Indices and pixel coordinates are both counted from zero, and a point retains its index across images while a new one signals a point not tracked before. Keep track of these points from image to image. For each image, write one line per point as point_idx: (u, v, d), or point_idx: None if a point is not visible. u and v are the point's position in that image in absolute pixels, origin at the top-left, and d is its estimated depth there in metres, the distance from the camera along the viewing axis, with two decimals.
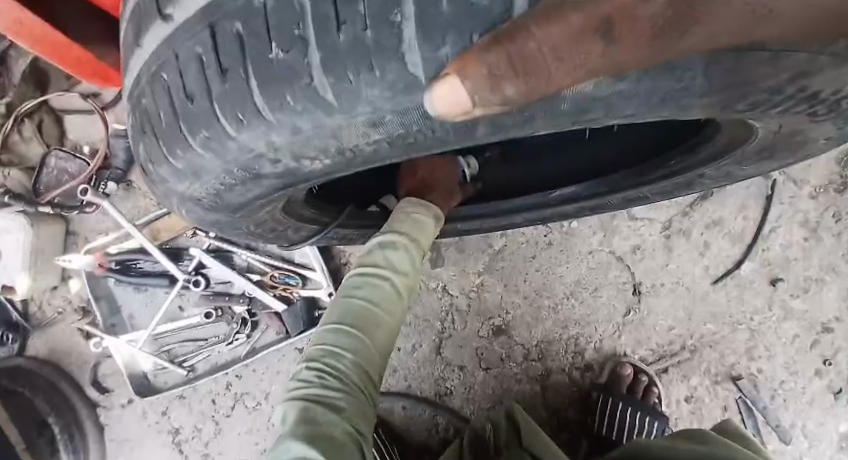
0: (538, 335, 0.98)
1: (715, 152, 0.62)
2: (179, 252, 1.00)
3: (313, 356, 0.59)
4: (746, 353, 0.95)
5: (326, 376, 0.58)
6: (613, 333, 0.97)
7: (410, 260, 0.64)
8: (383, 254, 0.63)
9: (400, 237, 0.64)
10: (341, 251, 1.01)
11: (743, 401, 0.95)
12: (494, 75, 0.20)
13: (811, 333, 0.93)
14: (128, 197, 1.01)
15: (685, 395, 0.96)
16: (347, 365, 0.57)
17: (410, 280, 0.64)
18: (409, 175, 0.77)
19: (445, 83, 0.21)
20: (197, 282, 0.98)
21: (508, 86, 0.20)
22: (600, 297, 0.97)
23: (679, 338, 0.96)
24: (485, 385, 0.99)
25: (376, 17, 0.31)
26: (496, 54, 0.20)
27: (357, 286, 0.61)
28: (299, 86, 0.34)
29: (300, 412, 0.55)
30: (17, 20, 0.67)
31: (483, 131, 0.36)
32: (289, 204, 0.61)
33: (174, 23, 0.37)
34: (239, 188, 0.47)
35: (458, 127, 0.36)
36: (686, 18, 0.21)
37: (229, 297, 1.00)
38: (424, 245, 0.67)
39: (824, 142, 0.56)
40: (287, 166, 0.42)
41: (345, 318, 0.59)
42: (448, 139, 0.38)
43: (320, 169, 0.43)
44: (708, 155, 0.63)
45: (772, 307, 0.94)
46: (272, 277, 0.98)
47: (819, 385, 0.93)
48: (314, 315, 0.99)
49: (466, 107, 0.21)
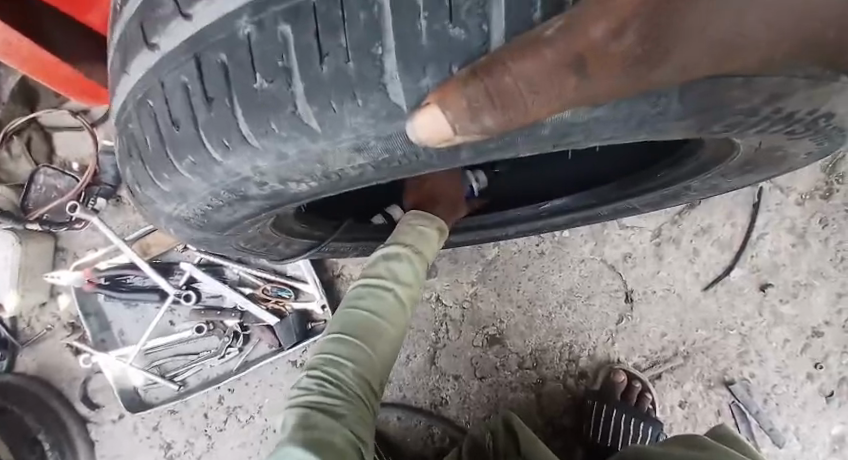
0: (533, 344, 0.98)
1: (700, 165, 0.62)
2: (169, 266, 0.99)
3: (314, 364, 0.58)
4: (738, 358, 0.95)
5: (326, 385, 0.56)
6: (606, 340, 0.97)
7: (415, 271, 0.63)
8: (387, 264, 0.62)
9: (404, 249, 0.63)
10: (334, 263, 1.00)
11: (736, 405, 0.95)
12: (472, 106, 0.22)
13: (801, 337, 0.94)
14: (118, 213, 1.01)
15: (678, 401, 0.97)
16: (348, 374, 0.56)
17: (414, 291, 0.63)
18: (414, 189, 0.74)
19: (427, 113, 0.24)
20: (188, 296, 0.97)
21: (486, 117, 0.22)
22: (593, 305, 0.97)
23: (671, 344, 0.97)
24: (480, 395, 0.99)
25: (359, 49, 0.31)
26: (474, 86, 0.22)
27: (361, 295, 0.60)
28: (284, 115, 0.34)
29: (299, 421, 0.54)
30: (6, 43, 0.67)
31: (466, 155, 0.36)
32: (279, 220, 0.61)
33: (160, 51, 0.37)
34: (226, 208, 0.47)
35: (442, 152, 0.36)
36: (658, 51, 0.22)
37: (220, 312, 0.99)
38: (428, 257, 0.66)
39: (806, 156, 0.57)
40: (274, 188, 0.42)
41: (348, 327, 0.58)
42: (433, 163, 0.38)
43: (307, 190, 0.43)
44: (694, 168, 0.63)
45: (763, 313, 0.95)
46: (265, 290, 0.98)
47: (811, 388, 0.94)
48: (306, 327, 0.99)
49: (447, 134, 0.23)
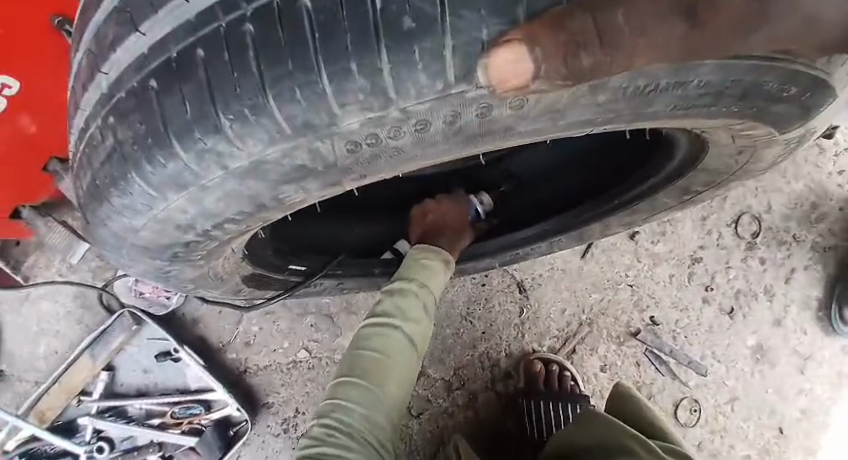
0: (453, 363, 0.97)
1: (362, 247, 0.78)
2: (73, 425, 0.95)
3: (359, 340, 0.62)
4: (635, 307, 1.01)
5: (385, 321, 0.61)
6: (517, 335, 0.99)
7: (423, 307, 0.64)
8: (394, 301, 0.63)
9: (408, 284, 0.63)
10: (236, 361, 0.99)
11: (650, 352, 1.01)
12: (529, 38, 0.17)
13: (684, 267, 1.02)
14: (4, 389, 0.96)
15: (600, 366, 1.01)
16: (378, 340, 0.60)
17: (422, 328, 0.63)
18: (418, 220, 0.76)
19: (506, 52, 0.17)
20: (101, 447, 0.94)
21: (547, 35, 0.16)
22: (494, 307, 0.99)
23: (573, 317, 1.00)
24: (422, 432, 0.96)
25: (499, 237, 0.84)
26: (587, 25, 0.17)
27: (367, 336, 0.61)
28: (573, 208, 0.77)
29: (373, 320, 0.62)
30: None
31: (520, 124, 0.31)
32: (256, 247, 0.60)
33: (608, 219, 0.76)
34: (577, 131, 0.35)
35: (358, 164, 0.33)
36: None
37: (138, 451, 0.96)
38: (415, 316, 0.63)
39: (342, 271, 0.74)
40: (330, 280, 0.74)
41: (355, 371, 0.60)
42: (424, 156, 0.34)
43: (665, 107, 0.33)
44: (366, 242, 0.78)
45: (641, 259, 1.01)
46: (173, 413, 0.96)
47: (711, 311, 1.02)
48: (228, 434, 0.97)
49: (524, 80, 0.17)
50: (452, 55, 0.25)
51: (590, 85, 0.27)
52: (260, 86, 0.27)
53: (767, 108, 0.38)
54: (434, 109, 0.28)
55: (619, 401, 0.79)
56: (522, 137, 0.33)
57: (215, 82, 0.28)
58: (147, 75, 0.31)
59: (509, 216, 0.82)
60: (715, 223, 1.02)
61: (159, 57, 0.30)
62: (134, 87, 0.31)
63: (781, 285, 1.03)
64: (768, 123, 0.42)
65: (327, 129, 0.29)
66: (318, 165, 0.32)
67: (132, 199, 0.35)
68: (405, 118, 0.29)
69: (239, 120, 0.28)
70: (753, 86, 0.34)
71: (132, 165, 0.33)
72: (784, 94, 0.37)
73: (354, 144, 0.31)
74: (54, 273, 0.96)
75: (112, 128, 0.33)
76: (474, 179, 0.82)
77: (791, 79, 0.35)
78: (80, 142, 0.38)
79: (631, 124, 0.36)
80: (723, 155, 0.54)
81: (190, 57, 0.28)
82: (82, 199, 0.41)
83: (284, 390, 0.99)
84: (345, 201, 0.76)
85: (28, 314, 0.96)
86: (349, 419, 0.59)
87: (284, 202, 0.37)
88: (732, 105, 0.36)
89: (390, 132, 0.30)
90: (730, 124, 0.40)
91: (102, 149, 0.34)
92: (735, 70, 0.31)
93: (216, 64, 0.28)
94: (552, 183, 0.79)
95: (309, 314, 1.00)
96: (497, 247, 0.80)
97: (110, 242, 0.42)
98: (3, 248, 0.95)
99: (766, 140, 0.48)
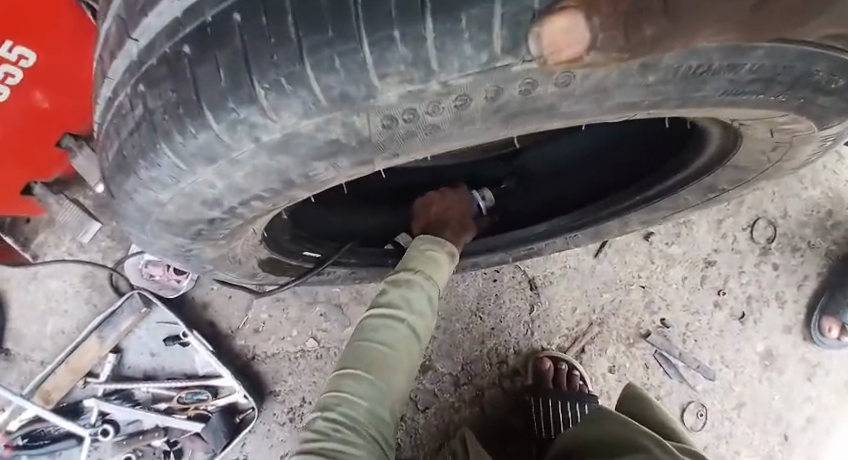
0: (461, 359, 0.97)
1: (370, 235, 0.77)
2: (77, 407, 0.95)
3: (363, 331, 0.61)
4: (647, 309, 1.00)
5: (390, 313, 0.60)
6: (527, 332, 0.99)
7: (428, 298, 0.63)
8: (400, 292, 0.62)
9: (414, 276, 0.63)
10: (244, 348, 0.99)
11: (659, 353, 1.00)
12: (587, 2, 0.16)
13: (697, 270, 1.00)
14: (11, 367, 0.96)
15: (608, 367, 1.00)
16: (383, 332, 0.59)
17: (425, 320, 0.63)
18: (422, 213, 0.74)
19: (561, 17, 0.16)
20: (106, 430, 0.94)
21: None
22: (504, 303, 0.98)
23: (584, 316, 0.99)
24: (428, 426, 0.95)
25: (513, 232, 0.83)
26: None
27: (371, 328, 0.60)
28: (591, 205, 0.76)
29: (378, 311, 0.61)
30: None
31: (563, 104, 0.30)
32: (273, 232, 0.59)
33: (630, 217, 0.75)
34: (618, 116, 0.34)
35: (391, 140, 0.32)
36: None
37: (143, 435, 0.96)
38: (419, 308, 0.62)
39: (348, 262, 0.74)
40: (344, 269, 0.74)
41: (360, 363, 0.59)
42: (458, 135, 0.33)
43: (710, 93, 0.32)
44: (374, 230, 0.78)
45: (655, 260, 1.00)
46: (180, 398, 0.96)
47: (723, 315, 1.01)
48: (233, 421, 0.97)
49: (577, 49, 0.16)
50: (500, 26, 0.24)
51: (640, 62, 0.27)
52: (298, 53, 0.26)
53: (812, 100, 0.37)
54: (475, 83, 0.27)
55: (630, 402, 0.79)
56: (561, 118, 0.32)
57: (252, 49, 0.27)
58: (181, 41, 0.30)
59: (523, 212, 0.81)
60: (730, 227, 1.01)
61: (194, 24, 0.29)
62: (167, 54, 0.31)
63: (793, 291, 1.02)
64: (810, 117, 0.40)
65: (364, 102, 0.28)
66: (351, 140, 0.31)
67: (160, 172, 0.35)
68: (444, 93, 0.28)
69: (274, 89, 0.27)
70: (802, 75, 0.33)
71: (161, 135, 0.32)
72: (830, 86, 0.36)
73: (390, 119, 0.30)
74: (63, 252, 0.96)
75: (141, 96, 0.33)
76: (476, 174, 0.81)
77: (840, 69, 0.34)
78: (107, 112, 0.38)
79: (675, 110, 0.35)
80: (756, 152, 0.53)
81: (226, 22, 0.28)
82: (107, 172, 0.40)
83: (290, 379, 0.99)
84: (357, 189, 0.75)
85: (36, 294, 0.96)
86: (354, 413, 0.57)
87: (311, 181, 0.36)
88: (778, 95, 0.35)
89: (428, 107, 0.29)
90: (771, 116, 0.39)
91: (132, 119, 0.34)
92: (788, 53, 0.30)
93: (255, 30, 0.27)
94: (560, 182, 0.79)
95: (318, 303, 1.00)
96: (510, 241, 0.79)
97: (132, 219, 0.42)
98: (13, 227, 0.95)
99: (804, 136, 0.48)
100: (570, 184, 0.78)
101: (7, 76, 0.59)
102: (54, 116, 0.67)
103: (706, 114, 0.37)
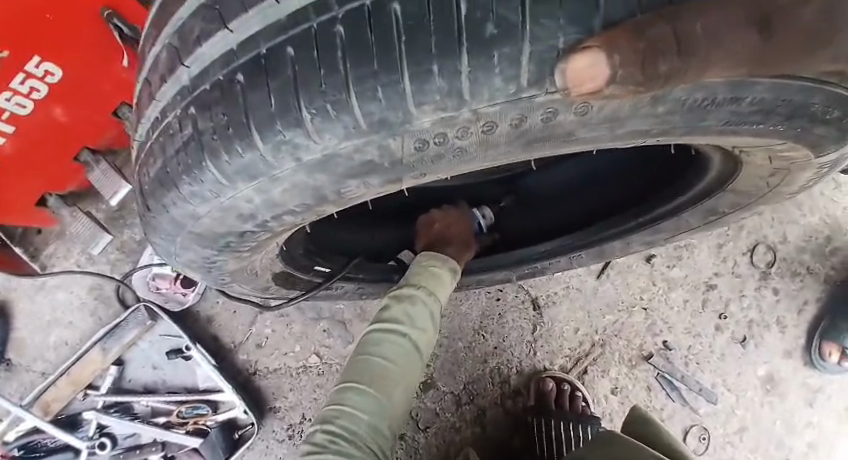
0: (463, 377, 0.97)
1: (373, 251, 0.78)
2: (76, 419, 0.95)
3: (365, 345, 0.61)
4: (649, 331, 1.01)
5: (393, 328, 0.61)
6: (529, 352, 0.99)
7: (430, 314, 0.64)
8: (402, 307, 0.62)
9: (416, 290, 0.64)
10: (247, 362, 0.99)
11: (662, 376, 1.00)
12: (608, 42, 0.18)
13: (698, 293, 1.01)
14: (12, 377, 0.96)
15: (610, 388, 1.00)
16: (385, 346, 0.60)
17: (427, 335, 0.63)
18: (425, 230, 0.76)
19: (585, 54, 0.18)
20: (102, 444, 0.94)
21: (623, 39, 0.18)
22: (506, 322, 0.99)
23: (586, 336, 1.00)
24: (428, 445, 0.95)
25: None
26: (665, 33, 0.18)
27: (374, 343, 0.61)
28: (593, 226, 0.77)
29: (380, 326, 0.62)
30: None
31: (583, 131, 0.32)
32: (288, 250, 0.61)
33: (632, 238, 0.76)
34: (631, 142, 0.35)
35: (424, 162, 0.34)
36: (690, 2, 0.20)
37: (140, 450, 0.95)
38: (422, 323, 0.63)
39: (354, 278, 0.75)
40: (350, 284, 0.75)
41: (362, 377, 0.59)
42: (487, 158, 0.35)
43: (717, 122, 0.34)
44: (378, 248, 0.78)
45: (657, 282, 1.01)
46: (179, 412, 0.96)
47: (725, 338, 1.01)
48: (233, 436, 0.97)
49: (599, 83, 0.18)
50: (528, 62, 0.26)
51: (653, 95, 0.29)
52: (344, 83, 0.28)
53: (809, 129, 0.39)
54: (504, 111, 0.29)
55: (637, 425, 0.79)
56: (578, 144, 0.34)
57: (301, 78, 0.29)
58: (234, 69, 0.32)
59: (524, 232, 0.82)
60: (731, 252, 1.02)
61: (247, 55, 0.31)
62: (220, 80, 0.32)
63: (793, 316, 1.03)
64: (808, 146, 0.42)
65: (400, 127, 0.30)
66: (385, 161, 0.33)
67: (202, 187, 0.36)
68: (475, 119, 0.30)
69: (320, 114, 0.29)
70: (800, 107, 0.35)
71: (208, 154, 0.34)
72: (827, 116, 0.38)
73: (422, 142, 0.32)
74: (72, 263, 0.97)
75: (191, 118, 0.34)
76: (478, 193, 0.83)
77: (835, 101, 0.36)
78: (151, 131, 0.40)
79: (681, 138, 0.36)
80: (755, 177, 0.55)
81: (280, 55, 0.30)
82: (146, 187, 0.42)
83: (292, 395, 0.99)
84: (363, 206, 0.76)
85: (42, 304, 0.97)
86: (355, 426, 0.58)
87: (341, 198, 0.37)
88: (778, 124, 0.37)
89: (463, 133, 0.31)
90: (770, 144, 0.41)
91: (179, 137, 0.36)
92: (787, 88, 0.32)
93: (306, 61, 0.29)
94: (559, 203, 0.81)
95: (322, 319, 1.01)
96: (513, 261, 0.81)
97: (163, 230, 0.43)
98: (23, 238, 0.96)
99: (801, 163, 0.50)
100: (570, 206, 0.80)
101: (33, 91, 0.59)
102: (71, 128, 0.68)
103: (712, 141, 0.39)
